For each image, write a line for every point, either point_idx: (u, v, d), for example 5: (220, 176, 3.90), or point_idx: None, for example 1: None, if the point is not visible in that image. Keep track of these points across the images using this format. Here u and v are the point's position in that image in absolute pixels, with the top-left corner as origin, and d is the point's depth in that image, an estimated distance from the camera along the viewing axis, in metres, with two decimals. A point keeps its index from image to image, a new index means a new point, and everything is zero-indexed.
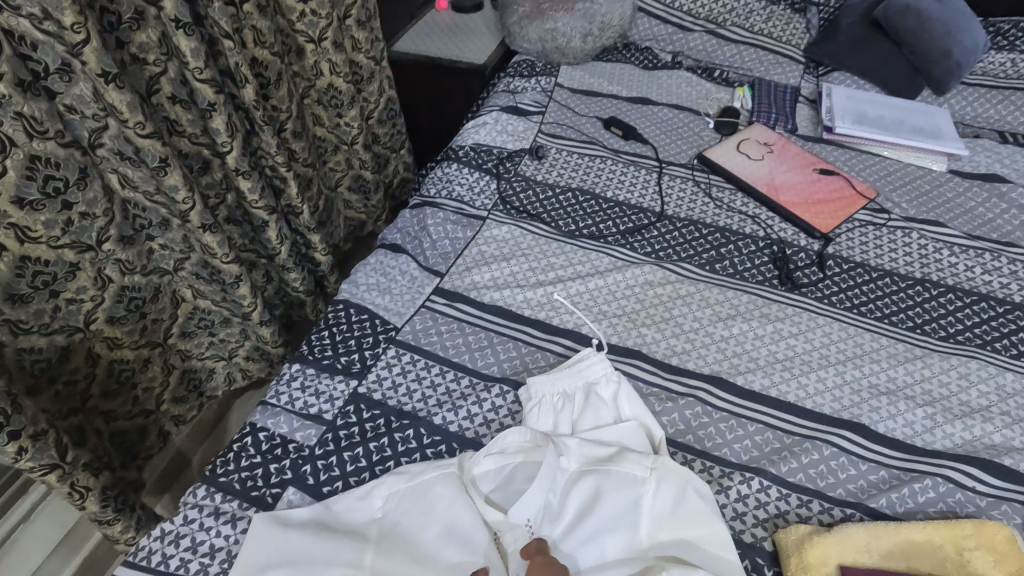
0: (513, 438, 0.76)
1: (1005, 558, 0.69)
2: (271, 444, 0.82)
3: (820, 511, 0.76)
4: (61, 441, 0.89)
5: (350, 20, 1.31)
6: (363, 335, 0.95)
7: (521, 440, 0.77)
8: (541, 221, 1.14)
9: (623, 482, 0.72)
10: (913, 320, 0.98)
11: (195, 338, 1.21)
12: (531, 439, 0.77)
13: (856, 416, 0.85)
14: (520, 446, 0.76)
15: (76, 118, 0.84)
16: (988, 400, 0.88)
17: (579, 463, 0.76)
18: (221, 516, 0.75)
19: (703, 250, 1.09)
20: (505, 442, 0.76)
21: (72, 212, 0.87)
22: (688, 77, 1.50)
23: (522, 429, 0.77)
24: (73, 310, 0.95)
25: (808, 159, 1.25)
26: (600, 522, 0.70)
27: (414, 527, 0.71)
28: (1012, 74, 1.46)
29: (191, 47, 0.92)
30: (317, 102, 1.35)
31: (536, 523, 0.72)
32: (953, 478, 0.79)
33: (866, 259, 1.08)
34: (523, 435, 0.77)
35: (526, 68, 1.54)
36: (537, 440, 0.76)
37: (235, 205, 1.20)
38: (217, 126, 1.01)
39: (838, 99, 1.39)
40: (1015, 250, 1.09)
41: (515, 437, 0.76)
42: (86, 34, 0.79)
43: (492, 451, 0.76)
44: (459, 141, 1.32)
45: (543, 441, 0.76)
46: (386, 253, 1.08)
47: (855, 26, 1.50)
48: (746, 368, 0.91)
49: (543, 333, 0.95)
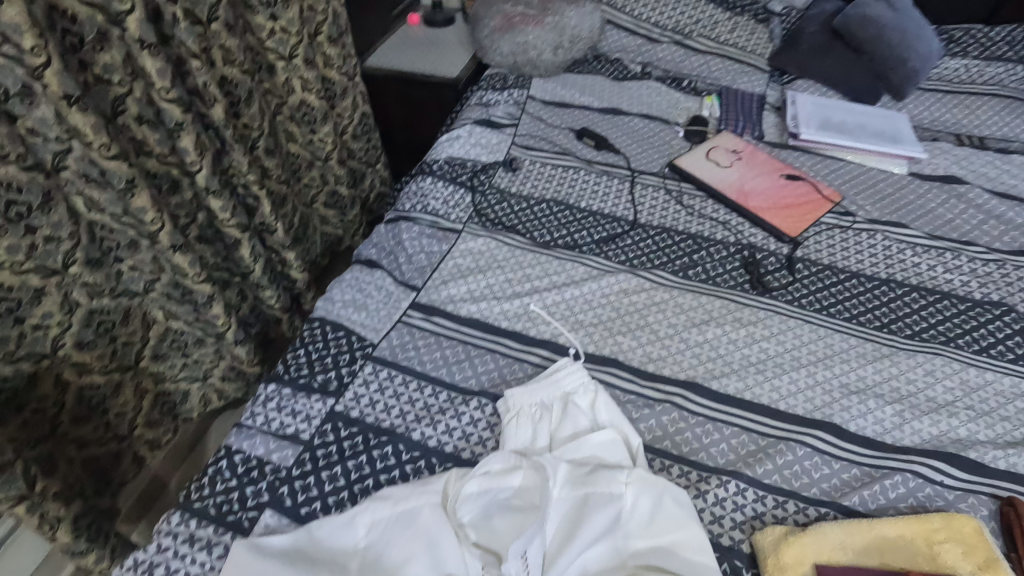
0: (497, 462, 0.75)
1: (974, 549, 0.71)
2: (246, 467, 0.81)
3: (795, 511, 0.77)
4: (29, 472, 0.87)
5: (321, 37, 1.31)
6: (340, 352, 0.94)
7: (503, 464, 0.75)
8: (517, 233, 1.14)
9: (601, 498, 0.72)
10: (881, 320, 1.01)
11: (168, 360, 1.19)
12: (514, 463, 0.75)
13: (828, 416, 0.87)
14: (503, 470, 0.75)
15: (39, 141, 0.82)
16: (953, 396, 0.90)
17: (560, 484, 0.74)
18: (196, 542, 0.74)
19: (676, 257, 1.11)
20: (488, 468, 0.75)
21: (35, 236, 0.86)
22: (658, 87, 1.53)
23: (504, 453, 0.76)
24: (39, 335, 0.93)
25: (775, 165, 1.28)
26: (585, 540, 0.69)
27: (402, 550, 0.70)
28: (966, 78, 1.52)
29: (157, 67, 0.92)
30: (290, 119, 1.35)
31: (531, 558, 0.68)
32: (922, 473, 0.81)
33: (834, 261, 1.10)
34: (506, 459, 0.75)
35: (499, 81, 1.55)
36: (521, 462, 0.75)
37: (207, 224, 1.18)
38: (185, 146, 1.00)
39: (802, 106, 1.42)
40: (974, 249, 1.13)
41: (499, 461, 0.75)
42: (47, 57, 0.78)
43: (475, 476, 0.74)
44: (433, 155, 1.32)
45: (527, 464, 0.75)
46: (361, 268, 1.08)
47: (815, 35, 1.55)
48: (721, 372, 0.92)
49: (521, 344, 0.95)
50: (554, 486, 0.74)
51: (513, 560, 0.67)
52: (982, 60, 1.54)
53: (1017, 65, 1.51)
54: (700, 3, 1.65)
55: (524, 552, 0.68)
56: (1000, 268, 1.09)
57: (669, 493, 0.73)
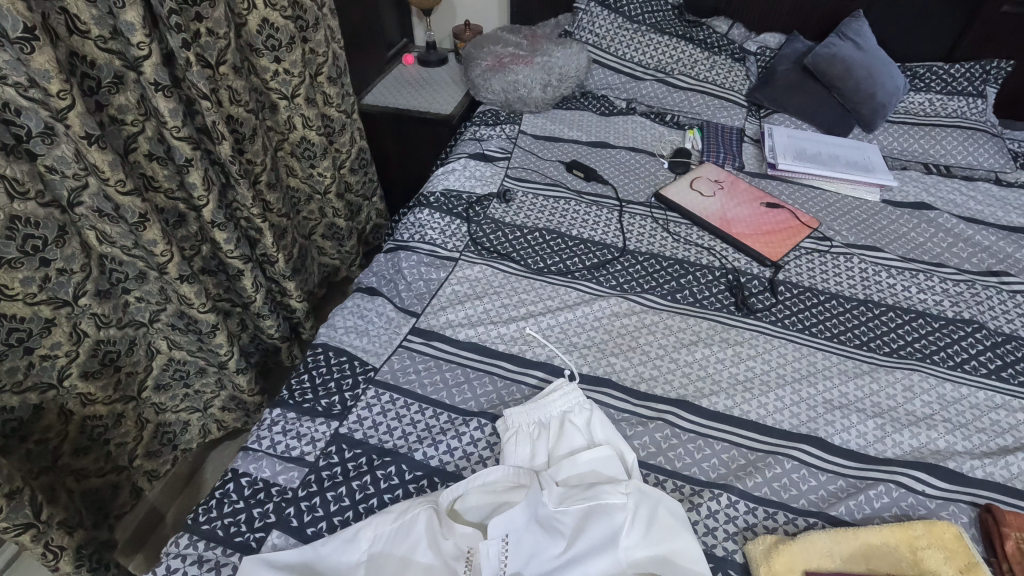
0: (497, 475, 0.77)
1: (954, 553, 0.75)
2: (253, 489, 0.83)
3: (785, 521, 0.80)
4: (36, 501, 0.87)
5: (322, 77, 1.38)
6: (343, 376, 0.97)
7: (503, 476, 0.77)
8: (512, 260, 1.19)
9: (602, 509, 0.75)
10: (861, 338, 1.06)
11: (169, 389, 1.22)
12: (514, 477, 0.77)
13: (813, 430, 0.91)
14: (502, 484, 0.77)
15: (56, 178, 0.86)
16: (931, 409, 0.95)
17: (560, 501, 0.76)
18: (204, 564, 0.75)
19: (664, 281, 1.16)
20: (487, 479, 0.76)
21: (49, 269, 0.88)
22: (642, 122, 1.61)
23: (504, 466, 0.77)
24: (47, 366, 0.95)
25: (755, 194, 1.35)
26: (583, 549, 0.72)
27: (403, 558, 0.72)
28: (930, 112, 1.62)
29: (170, 108, 0.96)
30: (291, 155, 1.40)
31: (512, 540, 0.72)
32: (904, 483, 0.84)
33: (814, 283, 1.16)
34: (505, 473, 0.77)
35: (491, 117, 1.63)
36: (521, 477, 0.77)
37: (211, 256, 1.22)
38: (194, 181, 1.05)
39: (779, 137, 1.51)
40: (945, 270, 1.20)
41: (499, 474, 0.77)
42: (70, 100, 0.83)
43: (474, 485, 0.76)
44: (430, 187, 1.38)
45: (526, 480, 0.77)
46: (362, 296, 1.12)
47: (789, 72, 1.64)
48: (710, 391, 0.96)
49: (517, 366, 0.99)
50: (551, 501, 0.75)
51: (495, 540, 0.71)
52: (945, 94, 1.63)
53: (977, 99, 1.61)
54: (680, 43, 1.72)
55: (506, 534, 0.72)
56: (971, 288, 1.16)
57: (664, 503, 0.76)
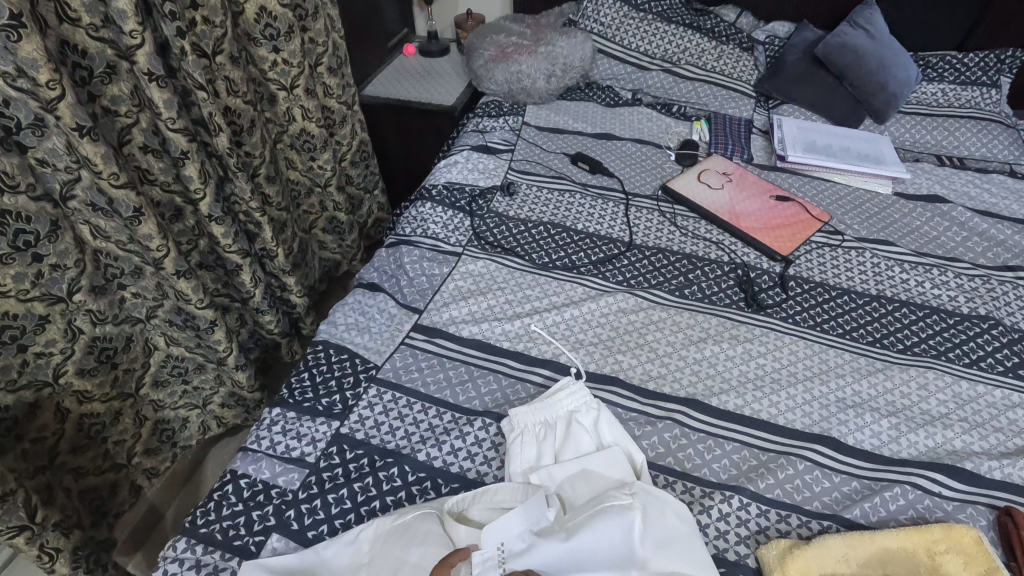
0: (505, 493, 0.77)
1: (974, 559, 0.72)
2: (252, 491, 0.81)
3: (799, 524, 0.78)
4: (30, 502, 0.85)
5: (322, 68, 1.35)
6: (344, 375, 0.95)
7: (511, 495, 0.77)
8: (516, 255, 1.17)
9: (607, 508, 0.72)
10: (874, 335, 1.03)
11: (168, 387, 1.20)
12: (521, 494, 0.76)
13: (825, 430, 0.89)
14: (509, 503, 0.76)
15: (48, 171, 0.83)
16: (947, 408, 0.93)
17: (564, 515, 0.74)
18: (202, 568, 0.73)
19: (672, 276, 1.14)
20: (494, 495, 0.77)
21: (42, 264, 0.86)
22: (648, 113, 1.58)
23: (512, 484, 0.77)
24: (41, 364, 0.92)
25: (764, 186, 1.32)
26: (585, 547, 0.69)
27: (400, 552, 0.70)
28: (943, 103, 1.59)
29: (164, 99, 0.93)
30: (291, 147, 1.38)
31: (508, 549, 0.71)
32: (921, 485, 0.82)
33: (825, 279, 1.13)
34: (513, 492, 0.77)
35: (494, 108, 1.59)
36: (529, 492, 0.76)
37: (209, 250, 1.20)
38: (190, 174, 1.02)
39: (788, 129, 1.48)
40: (959, 265, 1.17)
41: (507, 492, 0.77)
42: (60, 90, 0.79)
43: (481, 502, 0.76)
44: (432, 180, 1.35)
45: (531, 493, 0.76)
46: (364, 292, 1.10)
47: (799, 61, 1.60)
48: (719, 390, 0.94)
49: (522, 364, 0.97)
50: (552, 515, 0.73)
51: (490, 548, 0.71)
52: (958, 84, 1.60)
53: (991, 89, 1.57)
54: (686, 33, 1.68)
55: (501, 544, 0.71)
56: (986, 284, 1.13)
57: (671, 506, 0.74)
